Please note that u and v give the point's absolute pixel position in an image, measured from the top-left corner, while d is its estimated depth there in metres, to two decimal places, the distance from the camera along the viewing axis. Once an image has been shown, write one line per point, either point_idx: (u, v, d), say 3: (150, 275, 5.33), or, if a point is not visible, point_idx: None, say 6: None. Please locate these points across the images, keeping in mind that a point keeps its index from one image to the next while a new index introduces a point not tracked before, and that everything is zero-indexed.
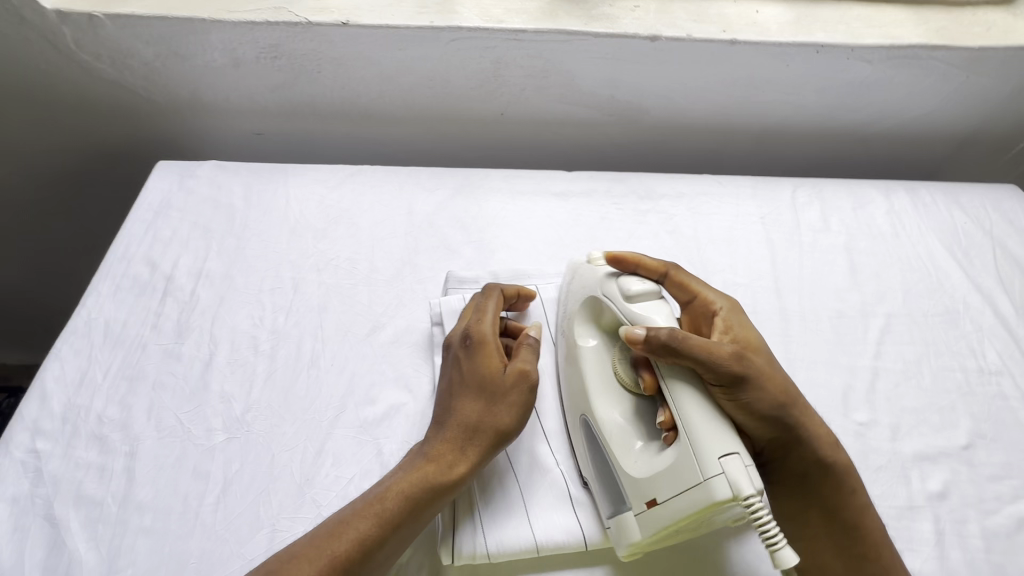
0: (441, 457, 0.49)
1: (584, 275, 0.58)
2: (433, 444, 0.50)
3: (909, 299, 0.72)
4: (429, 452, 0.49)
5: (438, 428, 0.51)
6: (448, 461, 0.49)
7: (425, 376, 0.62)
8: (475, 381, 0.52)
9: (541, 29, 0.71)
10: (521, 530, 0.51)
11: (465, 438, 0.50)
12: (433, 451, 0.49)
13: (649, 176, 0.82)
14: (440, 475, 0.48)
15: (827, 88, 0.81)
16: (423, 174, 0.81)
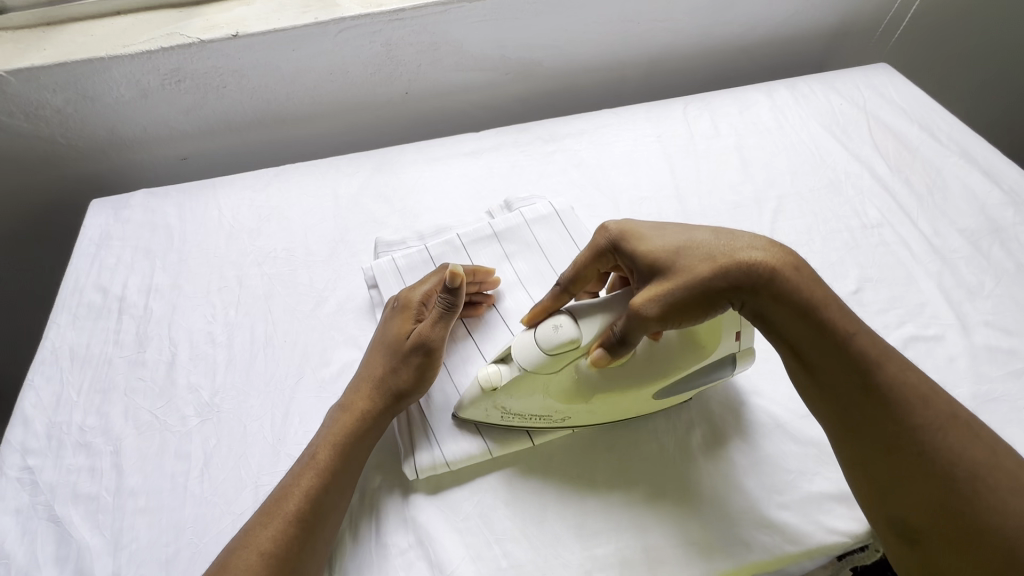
0: (354, 408, 0.54)
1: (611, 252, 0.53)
2: (348, 398, 0.55)
3: (797, 179, 0.77)
4: (343, 405, 0.55)
5: (354, 388, 0.56)
6: (360, 410, 0.53)
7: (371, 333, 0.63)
8: (388, 340, 0.57)
9: (418, 5, 0.76)
10: (472, 438, 0.54)
11: (377, 388, 0.54)
12: (347, 405, 0.54)
13: (551, 121, 0.85)
14: (356, 424, 0.53)
15: (696, 8, 0.87)
16: (342, 161, 0.81)
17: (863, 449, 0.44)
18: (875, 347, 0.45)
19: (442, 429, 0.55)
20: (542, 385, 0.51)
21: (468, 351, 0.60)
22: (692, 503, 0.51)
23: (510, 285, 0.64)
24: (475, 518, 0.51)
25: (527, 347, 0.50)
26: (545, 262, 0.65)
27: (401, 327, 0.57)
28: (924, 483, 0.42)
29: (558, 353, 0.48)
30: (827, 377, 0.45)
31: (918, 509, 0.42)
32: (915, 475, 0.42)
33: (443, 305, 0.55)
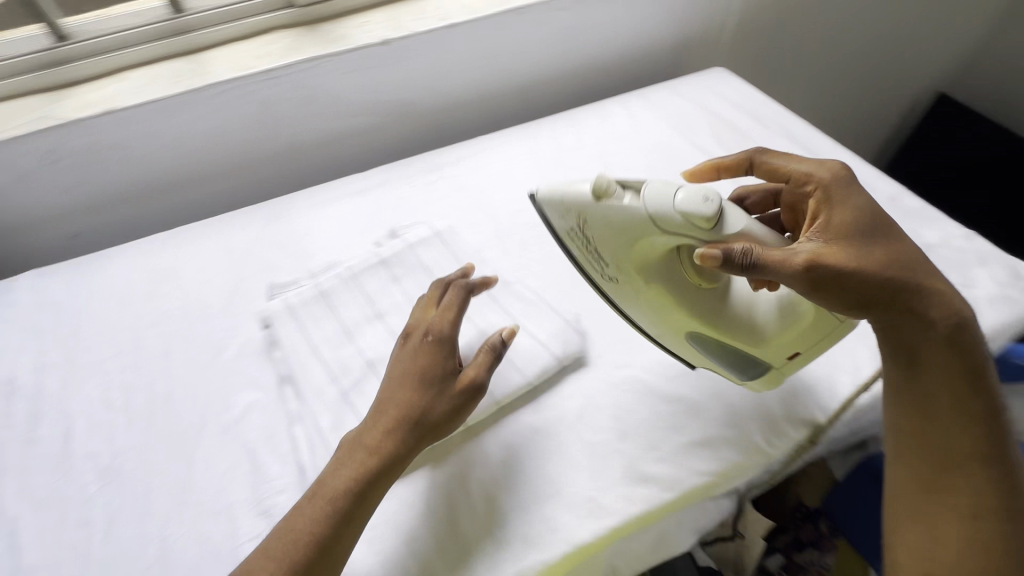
0: (376, 446, 0.51)
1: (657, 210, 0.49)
2: (372, 435, 0.51)
3: (653, 174, 0.86)
4: (366, 443, 0.51)
5: (376, 420, 0.52)
6: (391, 446, 0.51)
7: (271, 372, 0.65)
8: (407, 371, 0.54)
9: (287, 64, 0.82)
10: None
11: (390, 440, 0.51)
12: (375, 446, 0.51)
13: (433, 153, 0.92)
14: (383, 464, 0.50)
15: (548, 39, 0.97)
16: (235, 215, 0.84)
17: (920, 480, 0.49)
18: (952, 321, 0.50)
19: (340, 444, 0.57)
20: (612, 231, 0.52)
21: (363, 371, 0.63)
22: (580, 473, 0.56)
23: (399, 305, 0.69)
24: (381, 525, 0.54)
25: (663, 199, 0.49)
26: (430, 279, 0.70)
27: (422, 357, 0.54)
28: (978, 521, 0.46)
29: (689, 217, 0.48)
30: (938, 335, 0.50)
31: (991, 536, 0.46)
32: (975, 524, 0.46)
33: (494, 353, 0.57)
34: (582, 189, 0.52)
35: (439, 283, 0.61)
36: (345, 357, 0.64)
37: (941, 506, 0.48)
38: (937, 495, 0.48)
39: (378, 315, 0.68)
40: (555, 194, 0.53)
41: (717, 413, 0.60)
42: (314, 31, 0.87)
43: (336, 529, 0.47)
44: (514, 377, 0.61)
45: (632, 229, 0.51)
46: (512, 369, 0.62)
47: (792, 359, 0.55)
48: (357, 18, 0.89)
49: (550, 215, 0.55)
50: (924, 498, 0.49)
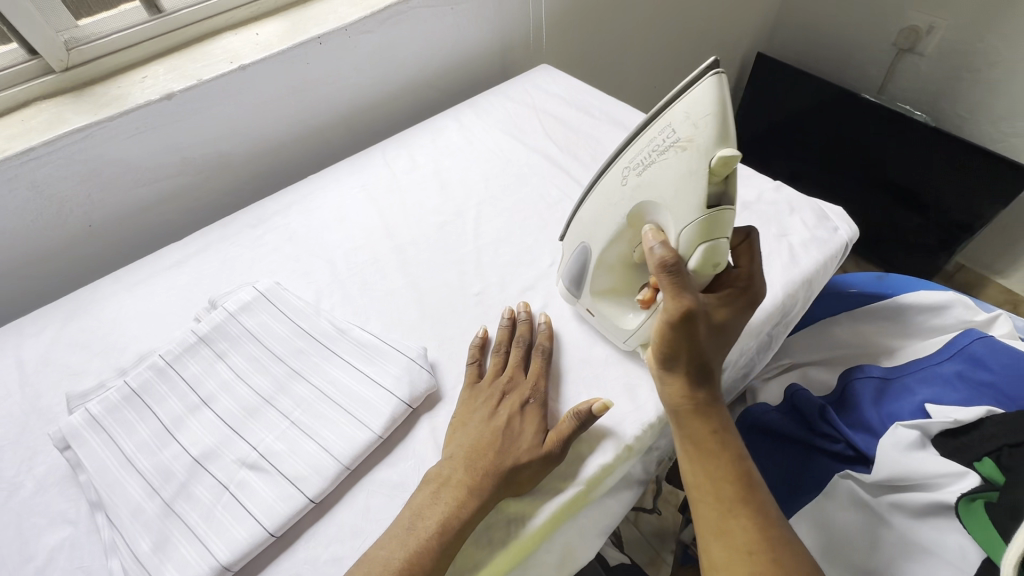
0: (475, 476, 0.50)
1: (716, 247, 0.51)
2: (467, 472, 0.51)
3: (491, 184, 0.85)
4: (469, 481, 0.50)
5: (468, 457, 0.52)
6: (510, 459, 0.52)
7: (81, 499, 0.56)
8: (504, 419, 0.55)
9: (49, 139, 0.71)
10: (202, 563, 0.49)
11: (529, 433, 0.54)
12: (474, 480, 0.50)
13: (258, 204, 0.85)
14: (496, 477, 0.51)
15: (361, 64, 0.93)
16: (27, 321, 0.73)
17: (707, 470, 0.52)
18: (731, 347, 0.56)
19: (164, 567, 0.49)
20: (676, 192, 0.51)
21: (189, 471, 0.55)
22: None
23: (226, 384, 0.61)
24: None
25: (717, 224, 0.50)
26: (259, 347, 0.64)
27: (509, 407, 0.56)
28: (743, 492, 0.51)
29: (692, 239, 0.51)
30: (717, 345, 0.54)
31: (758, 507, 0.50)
32: (748, 500, 0.50)
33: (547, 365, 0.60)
34: (711, 147, 0.48)
35: (508, 318, 0.65)
36: (166, 460, 0.56)
37: (719, 490, 0.51)
38: (715, 486, 0.52)
39: (201, 400, 0.60)
40: (700, 100, 0.48)
41: None
42: (82, 97, 0.77)
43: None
44: (361, 434, 0.56)
45: (671, 191, 0.51)
46: (359, 425, 0.57)
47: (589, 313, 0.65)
48: (134, 75, 0.80)
49: (669, 114, 0.51)
50: (712, 488, 0.52)
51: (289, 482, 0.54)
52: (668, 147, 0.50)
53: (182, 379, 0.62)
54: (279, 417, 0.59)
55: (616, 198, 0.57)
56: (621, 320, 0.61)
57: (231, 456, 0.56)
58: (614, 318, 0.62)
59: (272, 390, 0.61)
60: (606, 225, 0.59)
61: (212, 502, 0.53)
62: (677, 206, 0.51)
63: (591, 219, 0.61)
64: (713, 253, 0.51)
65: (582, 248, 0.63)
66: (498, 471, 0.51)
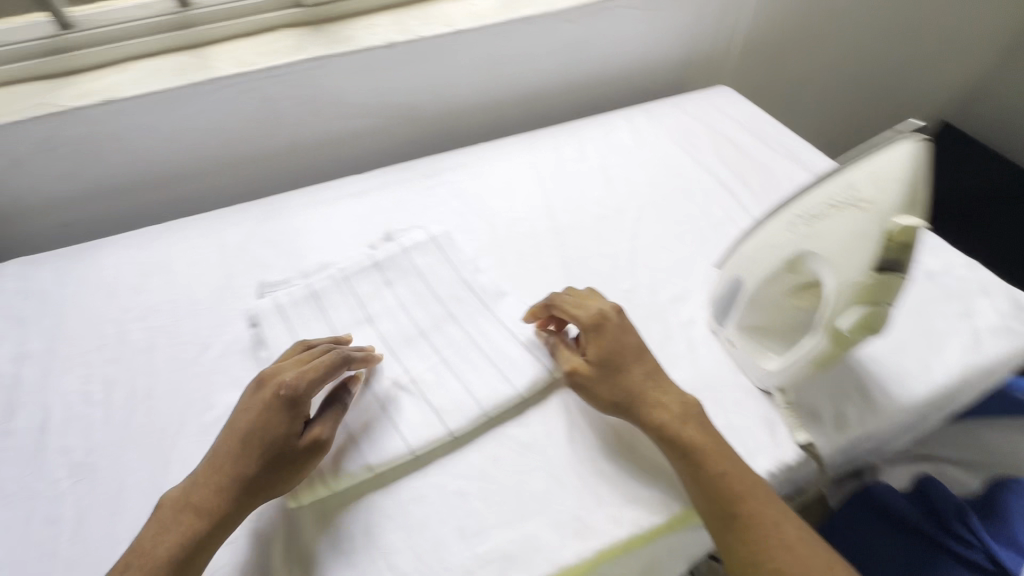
0: (211, 490, 0.50)
1: (875, 313, 0.49)
2: (199, 491, 0.50)
3: (654, 190, 0.85)
4: (195, 505, 0.49)
5: (184, 488, 0.51)
6: (244, 469, 0.50)
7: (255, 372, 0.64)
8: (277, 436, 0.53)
9: (290, 62, 0.82)
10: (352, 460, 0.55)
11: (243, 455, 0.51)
12: (204, 502, 0.49)
13: (434, 158, 0.91)
14: (240, 487, 0.50)
15: (555, 50, 0.97)
16: (230, 212, 0.83)
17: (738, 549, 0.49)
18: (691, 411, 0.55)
19: (323, 452, 0.56)
20: (843, 247, 0.49)
21: (350, 375, 0.61)
22: (565, 489, 0.54)
23: (390, 309, 0.67)
24: (359, 535, 0.52)
25: (879, 291, 0.48)
26: (424, 285, 0.69)
27: None
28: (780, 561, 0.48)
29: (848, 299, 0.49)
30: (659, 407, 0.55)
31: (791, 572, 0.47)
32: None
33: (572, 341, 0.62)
34: (891, 214, 0.47)
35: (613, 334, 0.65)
36: None
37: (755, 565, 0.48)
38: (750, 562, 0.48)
39: (368, 318, 0.67)
40: (887, 164, 0.48)
41: None
42: (319, 32, 0.87)
43: (190, 553, 0.47)
44: (502, 388, 0.60)
45: (837, 247, 0.49)
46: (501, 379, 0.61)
47: (730, 343, 0.63)
48: (363, 20, 0.89)
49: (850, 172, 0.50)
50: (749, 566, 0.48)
51: (432, 412, 0.59)
52: (843, 203, 0.49)
53: (354, 294, 0.69)
54: (432, 351, 0.64)
55: (778, 244, 0.55)
56: (763, 358, 0.60)
57: (386, 373, 0.62)
58: (757, 355, 0.60)
59: (428, 326, 0.66)
60: (761, 265, 0.57)
61: (363, 409, 0.59)
62: (840, 263, 0.49)
63: (747, 257, 0.59)
64: (869, 317, 0.49)
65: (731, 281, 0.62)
66: (202, 506, 0.49)
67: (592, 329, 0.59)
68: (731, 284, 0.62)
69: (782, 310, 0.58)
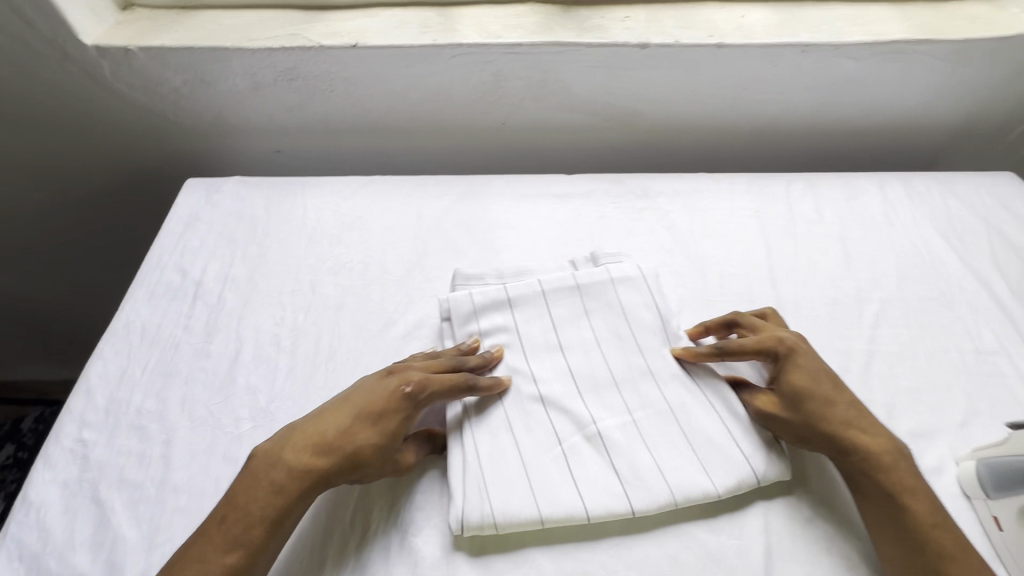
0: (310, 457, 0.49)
1: None
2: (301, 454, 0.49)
3: (904, 285, 0.71)
4: (288, 464, 0.49)
5: (284, 440, 0.50)
6: (353, 443, 0.50)
7: None
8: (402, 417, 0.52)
9: (535, 42, 0.76)
10: (526, 505, 0.50)
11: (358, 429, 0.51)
12: (298, 462, 0.49)
13: (646, 177, 0.83)
14: (345, 460, 0.49)
15: (817, 87, 0.83)
16: (430, 182, 0.81)
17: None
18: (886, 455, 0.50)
19: (494, 485, 0.51)
20: None
21: (535, 407, 0.56)
22: None
23: (583, 343, 0.61)
24: None
25: None
26: (626, 327, 0.62)
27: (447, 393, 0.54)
28: None
29: None
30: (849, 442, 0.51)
31: None
32: None
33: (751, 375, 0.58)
34: None
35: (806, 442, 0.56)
36: (516, 382, 0.58)
37: None
38: None
39: (560, 345, 0.61)
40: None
41: None
42: (570, 15, 0.80)
43: (278, 515, 0.47)
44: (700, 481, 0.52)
45: None
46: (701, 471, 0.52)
47: (997, 528, 0.50)
48: (617, 11, 0.80)
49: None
50: None
51: (619, 481, 0.52)
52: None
53: (550, 314, 0.63)
54: (624, 408, 0.56)
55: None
56: None
57: (572, 416, 0.56)
58: None
59: (624, 376, 0.59)
60: None
61: (544, 450, 0.54)
62: None
63: None
64: None
65: None
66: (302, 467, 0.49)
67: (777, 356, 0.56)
68: None
69: None
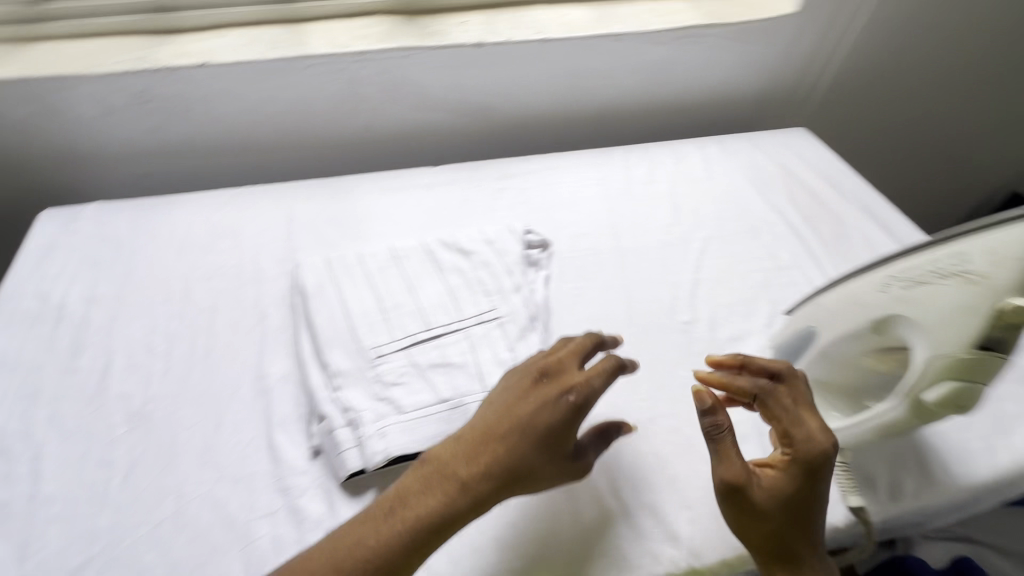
0: (474, 471, 0.46)
1: (972, 390, 0.44)
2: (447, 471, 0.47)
3: (722, 224, 0.84)
4: None
5: None
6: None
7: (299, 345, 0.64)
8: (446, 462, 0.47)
9: (381, 49, 0.83)
10: (374, 399, 0.58)
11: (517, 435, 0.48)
12: None
13: (503, 161, 0.91)
14: None
15: (637, 71, 0.96)
16: (301, 186, 0.85)
17: None
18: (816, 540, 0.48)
19: (350, 394, 0.58)
20: (943, 320, 0.45)
21: (400, 364, 0.61)
22: (609, 518, 0.54)
23: (441, 302, 0.67)
24: None
25: (983, 366, 0.44)
26: (470, 284, 0.69)
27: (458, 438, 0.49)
28: None
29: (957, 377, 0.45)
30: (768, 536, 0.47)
31: None
32: None
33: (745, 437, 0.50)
34: (1004, 292, 0.42)
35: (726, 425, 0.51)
36: (377, 345, 0.62)
37: None
38: None
39: (419, 308, 0.66)
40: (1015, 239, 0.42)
41: None
42: (413, 23, 0.88)
43: None
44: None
45: (936, 317, 0.45)
46: (519, 253, 0.73)
47: None
48: (456, 17, 0.90)
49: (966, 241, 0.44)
50: None
51: (473, 371, 0.60)
52: (954, 275, 0.44)
53: (405, 282, 0.69)
54: (488, 305, 0.66)
55: (863, 301, 0.51)
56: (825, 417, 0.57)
57: (434, 367, 0.61)
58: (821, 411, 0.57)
59: (474, 323, 0.64)
60: (838, 322, 0.53)
61: (412, 398, 0.58)
62: (938, 334, 0.45)
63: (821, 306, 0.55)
64: (967, 392, 0.45)
65: (799, 329, 0.58)
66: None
67: (805, 467, 0.47)
68: (799, 331, 0.59)
69: (852, 369, 0.55)
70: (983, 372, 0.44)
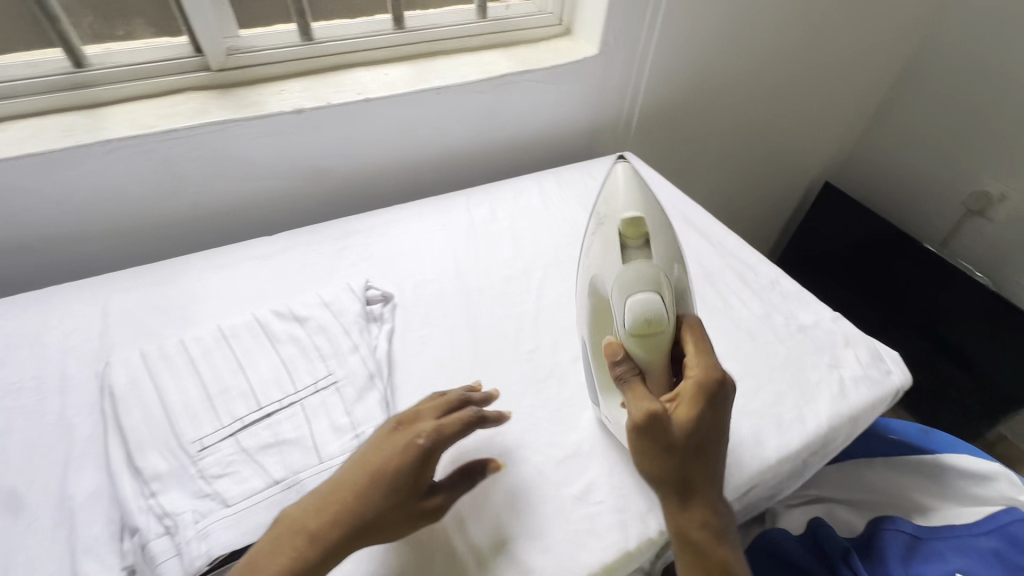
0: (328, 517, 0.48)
1: (649, 294, 0.55)
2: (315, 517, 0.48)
3: (560, 251, 0.89)
4: None
5: None
6: None
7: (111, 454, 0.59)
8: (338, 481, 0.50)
9: (192, 125, 0.81)
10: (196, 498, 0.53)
11: (448, 424, 0.53)
12: None
13: (345, 220, 0.91)
14: None
15: (466, 118, 1.01)
16: (118, 277, 0.79)
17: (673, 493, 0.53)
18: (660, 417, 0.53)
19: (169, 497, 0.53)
20: (606, 256, 0.60)
21: (227, 453, 0.57)
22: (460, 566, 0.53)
23: (274, 376, 0.64)
24: None
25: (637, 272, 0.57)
26: (306, 352, 0.67)
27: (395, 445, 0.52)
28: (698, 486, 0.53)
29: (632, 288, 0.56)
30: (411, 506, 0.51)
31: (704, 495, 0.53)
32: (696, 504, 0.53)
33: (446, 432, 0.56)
34: (619, 217, 0.59)
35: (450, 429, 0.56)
36: (200, 436, 0.58)
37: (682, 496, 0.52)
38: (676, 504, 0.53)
39: (249, 388, 0.63)
40: (612, 185, 0.63)
41: (604, 495, 0.59)
42: (228, 96, 0.87)
43: None
44: None
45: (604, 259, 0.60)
46: (358, 311, 0.73)
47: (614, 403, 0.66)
48: (274, 87, 0.90)
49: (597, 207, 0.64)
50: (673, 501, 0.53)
51: (309, 443, 0.58)
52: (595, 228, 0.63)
53: (234, 362, 0.65)
54: (324, 371, 0.65)
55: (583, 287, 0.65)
56: None
57: (267, 447, 0.58)
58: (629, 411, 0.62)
59: (310, 392, 0.63)
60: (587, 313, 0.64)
61: (240, 487, 0.54)
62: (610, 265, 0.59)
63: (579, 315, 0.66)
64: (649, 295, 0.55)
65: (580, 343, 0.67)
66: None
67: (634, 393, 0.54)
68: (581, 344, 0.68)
69: None
70: (647, 273, 0.57)
